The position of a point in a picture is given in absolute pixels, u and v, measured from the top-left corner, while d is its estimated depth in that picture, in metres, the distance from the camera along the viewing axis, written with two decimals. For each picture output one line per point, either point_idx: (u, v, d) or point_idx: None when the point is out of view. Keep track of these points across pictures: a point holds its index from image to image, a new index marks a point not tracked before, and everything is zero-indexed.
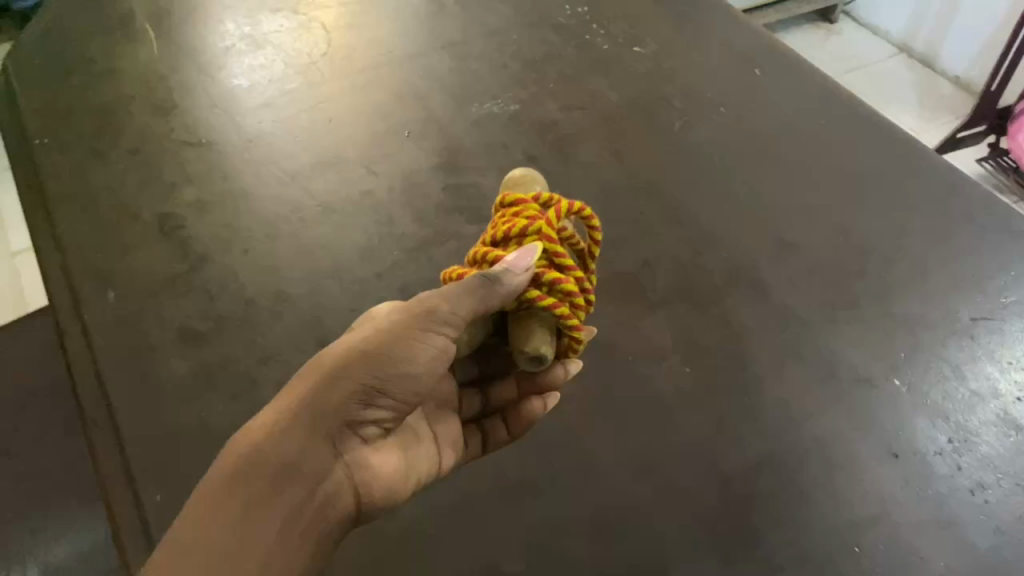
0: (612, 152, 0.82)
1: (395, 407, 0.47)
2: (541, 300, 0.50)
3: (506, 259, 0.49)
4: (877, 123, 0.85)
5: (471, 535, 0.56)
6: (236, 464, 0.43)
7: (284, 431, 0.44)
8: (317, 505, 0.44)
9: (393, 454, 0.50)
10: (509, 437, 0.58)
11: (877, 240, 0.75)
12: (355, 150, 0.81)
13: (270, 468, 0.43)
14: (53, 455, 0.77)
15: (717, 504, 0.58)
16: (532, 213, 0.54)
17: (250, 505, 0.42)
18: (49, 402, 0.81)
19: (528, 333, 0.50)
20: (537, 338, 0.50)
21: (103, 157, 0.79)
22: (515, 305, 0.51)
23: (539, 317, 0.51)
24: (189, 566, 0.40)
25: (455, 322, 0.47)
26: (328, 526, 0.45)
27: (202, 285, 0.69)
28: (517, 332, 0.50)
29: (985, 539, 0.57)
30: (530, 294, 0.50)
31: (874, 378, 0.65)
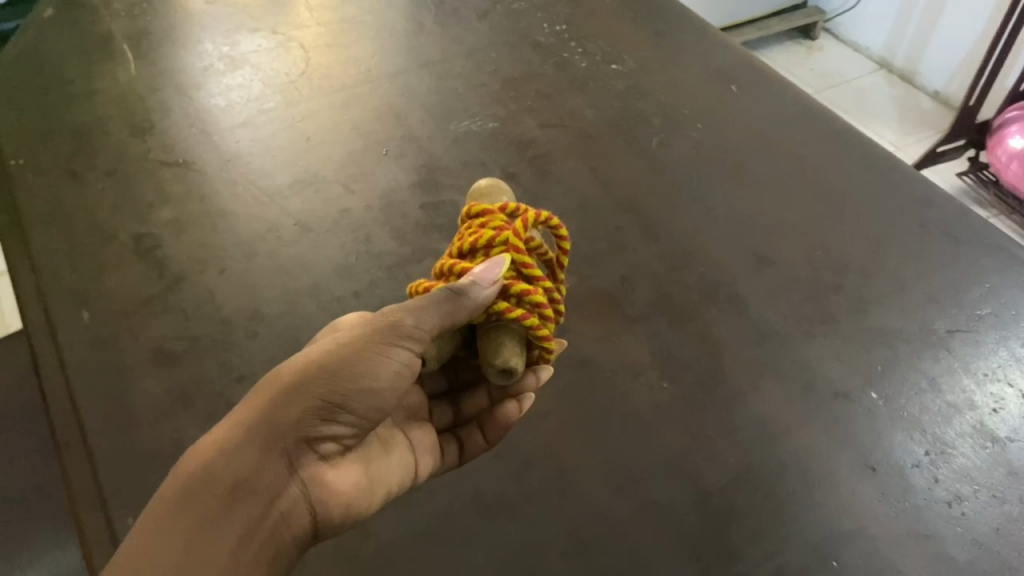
0: (591, 169, 0.82)
1: (356, 423, 0.47)
2: (510, 312, 0.50)
3: (473, 272, 0.49)
4: (852, 138, 0.86)
5: (447, 555, 0.56)
6: (186, 483, 0.43)
7: (238, 448, 0.44)
8: (271, 524, 0.44)
9: (355, 470, 0.50)
10: (487, 443, 0.58)
11: (853, 254, 0.75)
12: (332, 169, 0.81)
13: (222, 486, 0.43)
14: (29, 479, 0.76)
15: (696, 519, 0.58)
16: (498, 222, 0.54)
17: (201, 527, 0.42)
18: (23, 426, 0.80)
19: (496, 346, 0.50)
20: (506, 350, 0.50)
21: (79, 178, 0.79)
22: (483, 317, 0.50)
23: (508, 329, 0.50)
24: None
25: (420, 336, 0.47)
26: (284, 546, 0.45)
27: (178, 305, 0.69)
28: (486, 344, 0.50)
29: (962, 551, 0.57)
30: (499, 306, 0.50)
31: (851, 391, 0.65)
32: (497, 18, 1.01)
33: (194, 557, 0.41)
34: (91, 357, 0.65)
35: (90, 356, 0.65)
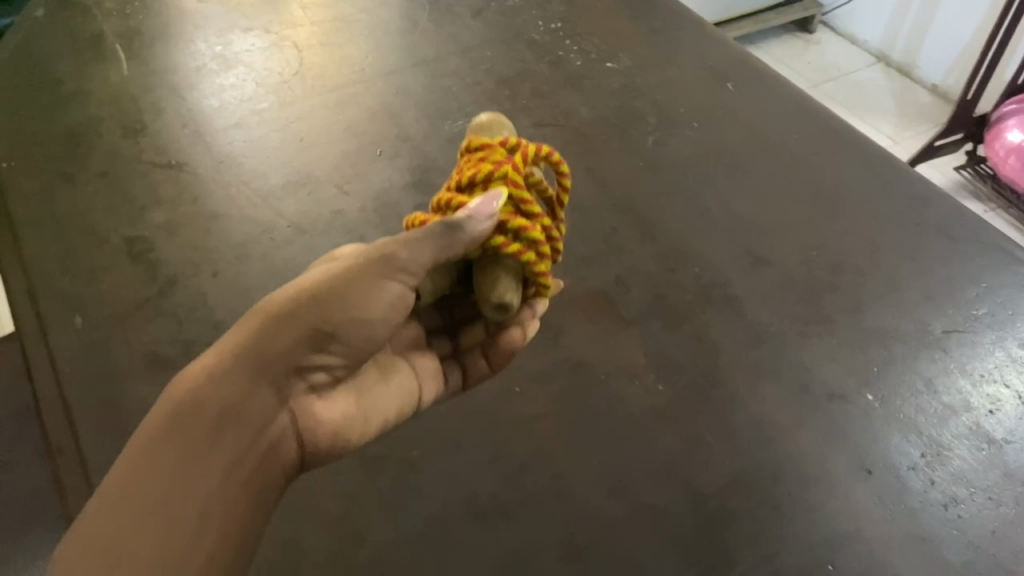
0: (586, 169, 0.82)
1: (345, 354, 0.47)
2: (507, 247, 0.49)
3: (470, 204, 0.48)
4: (848, 136, 0.86)
5: (441, 560, 0.55)
6: (172, 407, 0.42)
7: (226, 375, 0.43)
8: (257, 451, 0.45)
9: (344, 401, 0.51)
10: (491, 369, 0.59)
11: (849, 254, 0.75)
12: (326, 170, 0.81)
13: (210, 415, 0.42)
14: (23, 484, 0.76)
15: (692, 524, 0.58)
16: (498, 156, 0.52)
17: (188, 455, 0.41)
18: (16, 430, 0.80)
19: (493, 280, 0.49)
20: (503, 285, 0.48)
21: (71, 181, 0.78)
22: (480, 252, 0.49)
23: (505, 264, 0.49)
24: (120, 514, 0.39)
25: (413, 270, 0.47)
26: (269, 471, 0.46)
27: (171, 309, 0.68)
28: (482, 278, 0.49)
29: (958, 554, 0.57)
30: (495, 240, 0.49)
31: (846, 393, 0.65)
32: (492, 15, 1.00)
33: (181, 486, 0.40)
34: (84, 362, 0.65)
35: (83, 361, 0.65)
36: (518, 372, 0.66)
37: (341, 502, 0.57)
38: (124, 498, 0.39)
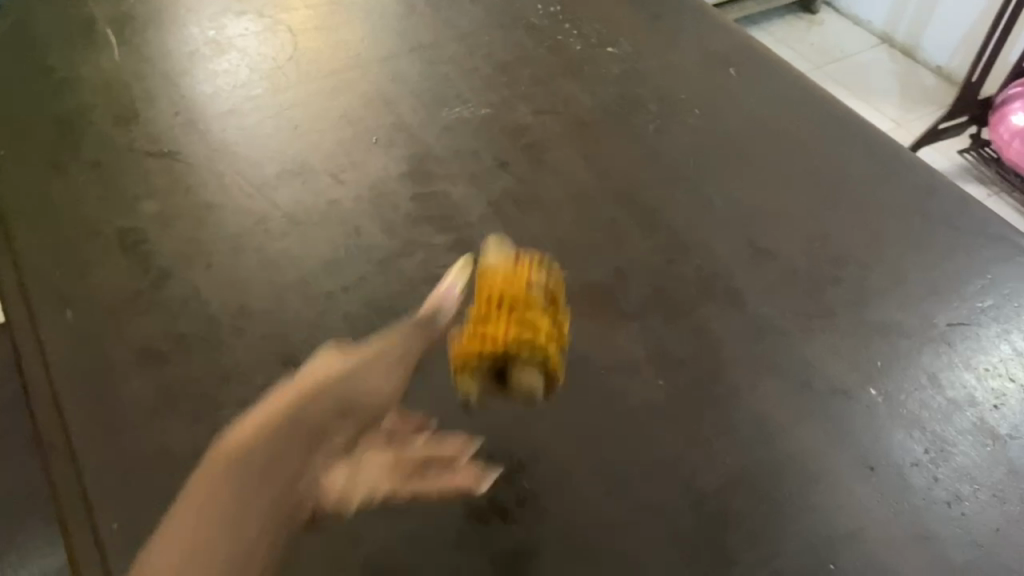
0: (586, 157, 0.81)
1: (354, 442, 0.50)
2: (533, 349, 0.54)
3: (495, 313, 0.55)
4: (852, 123, 0.84)
5: (437, 559, 0.54)
6: (223, 458, 0.47)
7: (251, 458, 0.47)
8: (300, 489, 0.47)
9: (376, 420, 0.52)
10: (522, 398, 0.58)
11: (852, 246, 0.74)
12: (321, 159, 0.80)
13: (245, 462, 0.46)
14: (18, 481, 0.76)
15: (692, 522, 0.57)
16: (512, 288, 0.57)
17: (231, 505, 0.44)
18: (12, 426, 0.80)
19: (521, 378, 0.55)
20: (530, 378, 0.55)
21: (62, 170, 0.77)
22: (509, 357, 0.54)
23: (530, 363, 0.55)
24: (201, 515, 0.44)
25: (380, 395, 0.53)
26: (314, 489, 0.48)
27: (164, 302, 0.67)
28: (515, 376, 0.55)
29: (962, 553, 0.56)
30: (522, 342, 0.54)
31: (849, 388, 0.64)
32: None
33: (229, 529, 0.44)
34: (76, 357, 0.64)
35: (75, 356, 0.64)
36: None
37: None
38: (201, 535, 0.43)
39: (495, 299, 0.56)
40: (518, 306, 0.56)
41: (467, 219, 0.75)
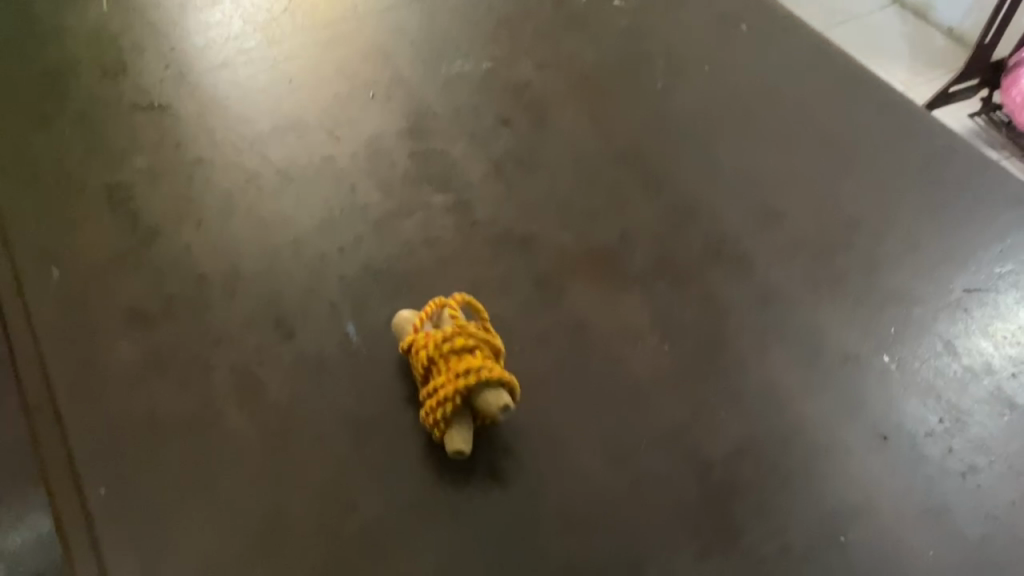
0: (590, 116, 0.78)
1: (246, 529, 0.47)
2: (472, 374, 0.53)
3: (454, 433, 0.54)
4: (868, 82, 0.81)
5: (433, 530, 0.52)
6: None
7: None
8: None
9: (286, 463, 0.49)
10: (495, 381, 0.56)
11: (866, 209, 0.71)
12: (315, 115, 0.77)
13: None
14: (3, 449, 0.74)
15: (698, 494, 0.55)
16: (422, 344, 0.56)
17: None
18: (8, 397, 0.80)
19: (487, 399, 0.53)
20: (495, 395, 0.53)
21: (47, 124, 0.74)
22: (463, 396, 0.53)
23: (478, 379, 0.53)
24: None
25: None
26: None
27: (152, 262, 0.65)
28: (484, 405, 0.53)
29: (976, 526, 0.54)
30: (462, 383, 0.53)
31: (861, 355, 0.62)
32: None
33: None
34: (61, 317, 0.61)
35: (60, 316, 0.61)
36: (517, 331, 0.62)
37: (329, 467, 0.54)
38: None
39: (421, 357, 0.55)
40: (441, 345, 0.55)
41: (466, 179, 0.72)
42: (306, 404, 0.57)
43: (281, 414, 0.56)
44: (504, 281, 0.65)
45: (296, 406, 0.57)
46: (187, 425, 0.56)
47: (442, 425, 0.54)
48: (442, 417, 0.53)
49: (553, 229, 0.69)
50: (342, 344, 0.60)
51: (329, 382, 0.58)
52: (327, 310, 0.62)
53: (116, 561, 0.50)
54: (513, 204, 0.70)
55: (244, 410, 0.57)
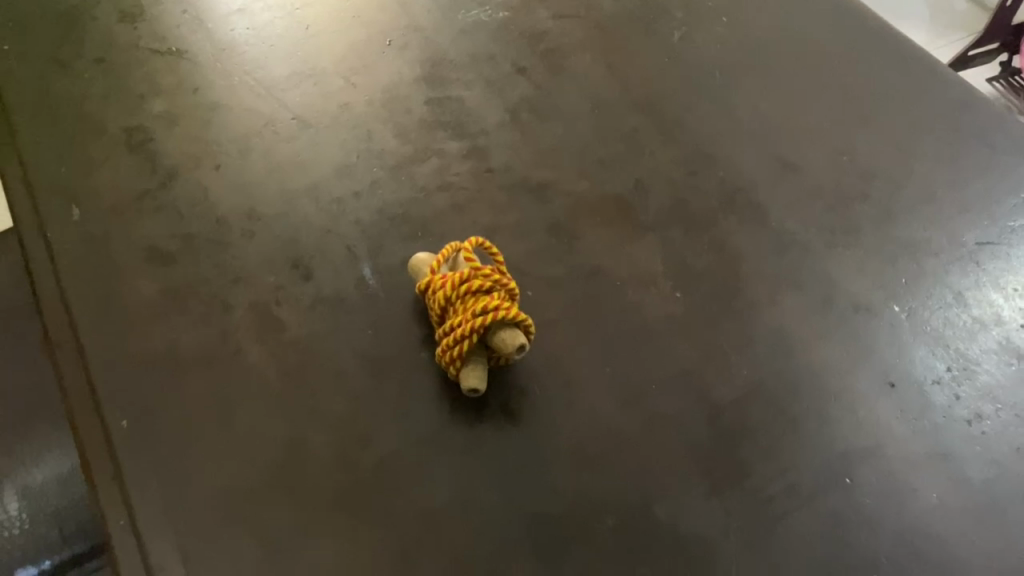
0: (607, 65, 0.78)
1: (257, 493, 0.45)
2: (487, 312, 0.54)
3: (470, 371, 0.54)
4: (887, 35, 0.81)
5: (447, 465, 0.53)
6: None
7: None
8: None
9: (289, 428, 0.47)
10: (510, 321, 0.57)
11: (882, 161, 0.71)
12: (332, 61, 0.77)
13: None
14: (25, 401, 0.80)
15: (706, 434, 0.56)
16: (438, 286, 0.57)
17: None
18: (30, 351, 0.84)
19: (502, 338, 0.54)
20: (509, 333, 0.54)
21: (66, 67, 0.74)
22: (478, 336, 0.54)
23: (493, 319, 0.54)
24: None
25: None
26: None
27: (171, 202, 0.66)
28: (499, 343, 0.54)
29: (980, 471, 0.55)
30: (475, 321, 0.54)
31: (872, 304, 0.62)
32: None
33: None
34: (83, 255, 0.62)
35: (81, 254, 0.62)
36: (530, 276, 0.63)
37: (346, 403, 0.55)
38: None
39: (438, 298, 0.56)
40: (457, 286, 0.56)
41: (482, 126, 0.72)
42: (324, 342, 0.58)
43: (299, 351, 0.58)
44: (518, 227, 0.66)
45: (313, 344, 0.58)
46: (206, 359, 0.57)
47: (457, 363, 0.55)
48: (458, 355, 0.54)
49: (568, 176, 0.69)
50: (359, 285, 0.61)
51: (346, 322, 0.59)
52: (344, 252, 0.63)
53: (139, 487, 0.52)
54: (528, 151, 0.71)
55: (262, 347, 0.58)
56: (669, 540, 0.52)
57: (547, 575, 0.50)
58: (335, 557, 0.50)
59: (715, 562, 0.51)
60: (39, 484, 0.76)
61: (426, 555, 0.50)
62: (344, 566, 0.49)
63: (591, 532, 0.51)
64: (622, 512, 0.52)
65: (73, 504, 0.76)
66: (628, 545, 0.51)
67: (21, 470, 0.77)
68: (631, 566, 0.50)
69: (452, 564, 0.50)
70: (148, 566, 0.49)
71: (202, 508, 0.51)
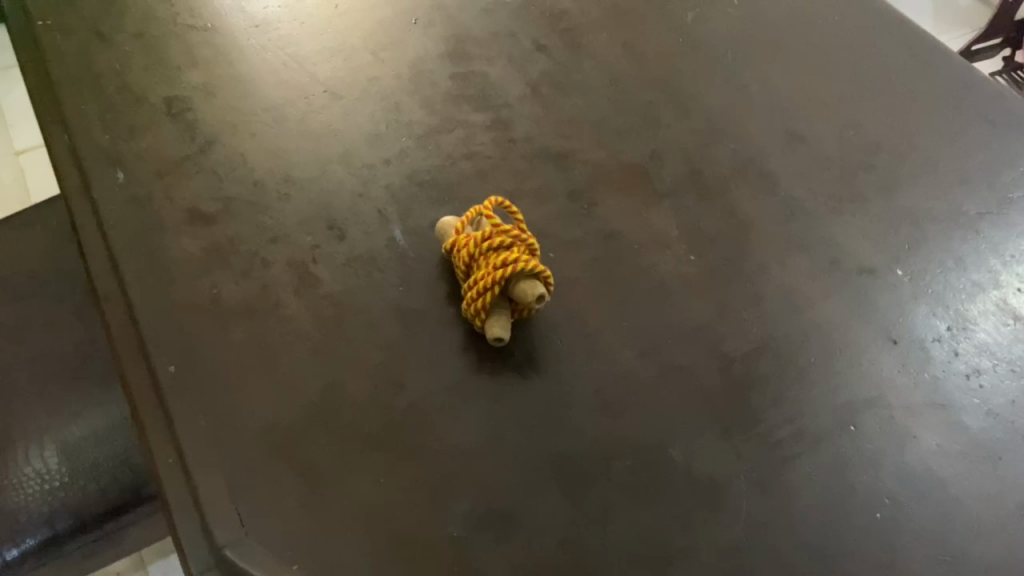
0: (623, 43, 0.81)
1: None
2: (508, 265, 0.57)
3: (493, 323, 0.58)
4: (892, 17, 0.84)
5: (476, 409, 0.57)
6: None
7: None
8: None
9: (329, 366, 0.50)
10: None
11: (887, 135, 0.74)
12: (361, 37, 0.80)
13: None
14: (69, 367, 0.85)
15: (719, 384, 0.59)
16: (461, 245, 0.60)
17: None
18: (73, 319, 0.89)
19: (521, 289, 0.58)
20: (528, 285, 0.58)
21: (107, 40, 0.78)
22: (500, 288, 0.57)
23: (513, 273, 0.57)
24: None
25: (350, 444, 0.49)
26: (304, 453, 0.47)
27: (211, 167, 0.69)
28: (518, 294, 0.58)
29: (978, 421, 0.58)
30: (497, 274, 0.57)
31: (876, 268, 0.66)
32: None
33: None
34: (127, 215, 0.65)
35: (126, 214, 0.65)
36: (552, 239, 0.66)
37: (380, 352, 0.59)
38: None
39: (462, 256, 0.60)
40: (479, 244, 0.59)
41: (505, 99, 0.76)
42: (358, 296, 0.62)
43: (336, 304, 0.61)
44: (540, 193, 0.69)
45: (348, 298, 0.62)
46: (247, 311, 0.60)
47: (482, 315, 0.58)
48: (482, 307, 0.58)
49: (587, 146, 0.73)
50: (390, 245, 0.65)
51: (379, 278, 0.63)
52: (375, 214, 0.67)
53: (187, 425, 0.55)
54: (549, 124, 0.74)
55: (300, 300, 0.61)
56: (685, 479, 0.55)
57: (571, 508, 0.53)
58: (372, 489, 0.53)
59: (728, 500, 0.54)
60: (76, 439, 0.80)
61: (457, 490, 0.53)
62: (381, 498, 0.53)
63: (612, 471, 0.55)
64: (641, 454, 0.56)
65: (111, 457, 0.80)
66: (646, 484, 0.55)
67: (59, 426, 0.81)
68: (649, 503, 0.54)
69: (482, 498, 0.53)
70: (198, 497, 0.52)
71: (247, 445, 0.54)
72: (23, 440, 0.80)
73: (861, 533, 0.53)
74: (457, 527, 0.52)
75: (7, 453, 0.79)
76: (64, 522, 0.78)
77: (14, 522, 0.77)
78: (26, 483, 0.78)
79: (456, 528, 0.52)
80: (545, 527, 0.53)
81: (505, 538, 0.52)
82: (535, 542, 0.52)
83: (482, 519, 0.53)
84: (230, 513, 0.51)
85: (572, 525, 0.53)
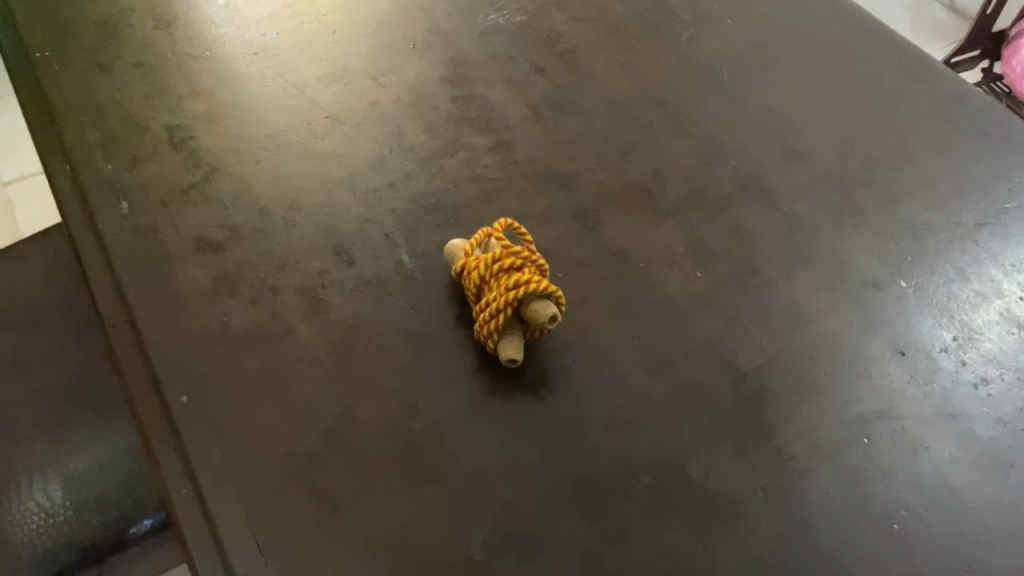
0: (621, 64, 0.82)
1: None
2: (520, 286, 0.57)
3: (506, 344, 0.58)
4: (883, 33, 0.85)
5: (492, 430, 0.57)
6: None
7: None
8: None
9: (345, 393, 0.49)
10: None
11: (883, 149, 0.75)
12: (360, 62, 0.81)
13: None
14: (72, 399, 0.84)
15: (731, 400, 0.59)
16: (473, 267, 0.60)
17: None
18: (73, 350, 0.89)
19: (533, 310, 0.58)
20: (540, 305, 0.58)
21: (107, 70, 0.78)
22: (513, 309, 0.57)
23: (526, 294, 0.57)
24: None
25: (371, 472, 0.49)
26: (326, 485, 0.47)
27: (216, 195, 0.69)
28: (530, 315, 0.58)
29: (989, 430, 0.59)
30: (510, 295, 0.57)
31: (880, 280, 0.67)
32: None
33: None
34: (133, 244, 0.65)
35: (132, 243, 0.65)
36: (560, 260, 0.67)
37: (393, 375, 0.59)
38: None
39: (473, 278, 0.60)
40: (490, 266, 0.59)
41: (506, 121, 0.76)
42: (369, 321, 0.62)
43: (346, 329, 0.61)
44: (545, 214, 0.70)
45: (359, 323, 0.61)
46: (258, 338, 0.60)
47: (494, 336, 0.58)
48: (495, 329, 0.58)
49: (590, 166, 0.73)
50: (398, 269, 0.65)
51: (389, 303, 0.63)
52: (383, 239, 0.67)
53: (202, 455, 0.55)
54: (551, 145, 0.75)
55: (311, 326, 0.61)
56: (703, 495, 0.55)
57: (591, 527, 0.53)
58: (392, 515, 0.53)
59: (746, 515, 0.54)
60: (80, 471, 0.80)
61: (476, 513, 0.53)
62: (400, 523, 0.52)
63: (629, 490, 0.55)
64: (658, 471, 0.56)
65: (117, 489, 0.79)
66: (663, 501, 0.55)
67: (62, 459, 0.80)
68: (669, 520, 0.54)
69: (500, 519, 0.53)
70: (215, 528, 0.52)
71: (264, 473, 0.54)
72: (24, 474, 0.79)
73: (879, 545, 0.54)
74: (478, 549, 0.52)
75: (10, 488, 0.78)
76: (68, 556, 0.77)
77: (16, 557, 0.76)
78: (30, 518, 0.77)
79: (477, 551, 0.52)
80: (565, 547, 0.53)
81: (525, 559, 0.52)
82: (556, 563, 0.52)
83: (503, 541, 0.52)
84: (249, 543, 0.51)
85: (593, 544, 0.53)
